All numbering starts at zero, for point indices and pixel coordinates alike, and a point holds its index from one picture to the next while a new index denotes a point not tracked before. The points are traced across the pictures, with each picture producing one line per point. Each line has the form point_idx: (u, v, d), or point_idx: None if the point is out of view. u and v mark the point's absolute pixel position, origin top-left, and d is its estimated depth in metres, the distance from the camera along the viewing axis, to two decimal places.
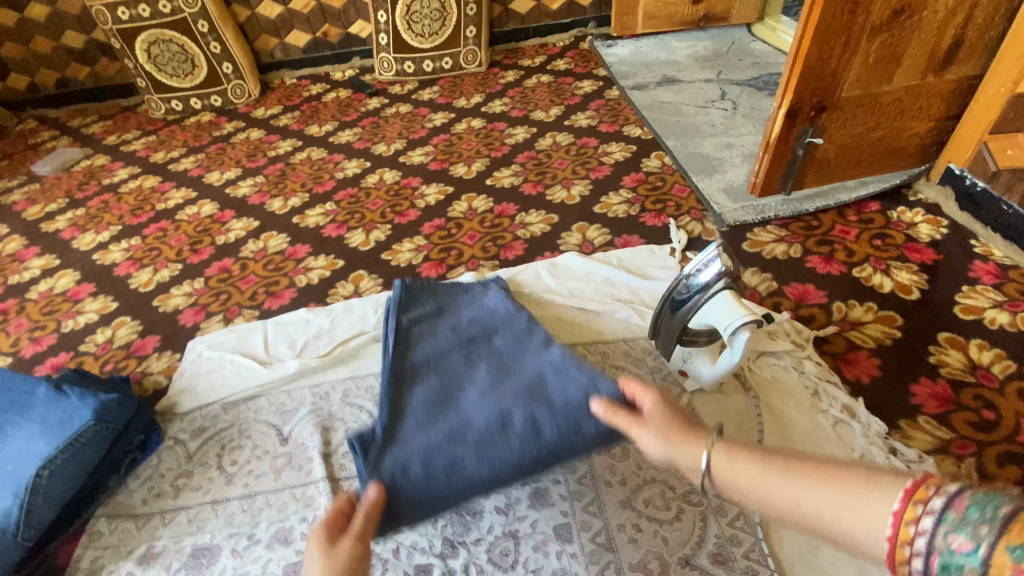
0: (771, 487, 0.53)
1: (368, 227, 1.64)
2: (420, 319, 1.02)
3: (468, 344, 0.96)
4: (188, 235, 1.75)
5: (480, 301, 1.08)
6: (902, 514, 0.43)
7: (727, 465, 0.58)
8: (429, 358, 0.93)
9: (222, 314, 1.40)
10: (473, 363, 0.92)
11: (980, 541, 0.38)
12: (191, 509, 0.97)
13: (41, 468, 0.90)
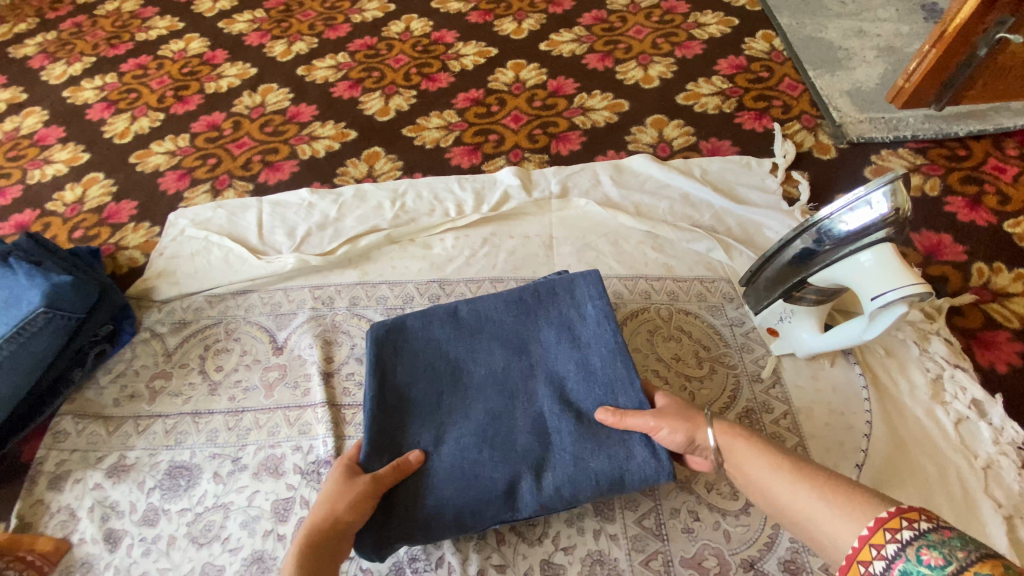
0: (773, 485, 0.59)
1: (389, 91, 1.33)
2: (450, 360, 0.76)
3: (516, 425, 0.71)
4: (172, 77, 1.43)
5: (553, 323, 0.78)
6: (885, 523, 0.48)
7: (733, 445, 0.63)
8: (452, 441, 0.70)
9: (210, 183, 1.16)
10: (528, 470, 0.68)
11: (953, 560, 0.42)
12: (169, 419, 0.83)
13: None
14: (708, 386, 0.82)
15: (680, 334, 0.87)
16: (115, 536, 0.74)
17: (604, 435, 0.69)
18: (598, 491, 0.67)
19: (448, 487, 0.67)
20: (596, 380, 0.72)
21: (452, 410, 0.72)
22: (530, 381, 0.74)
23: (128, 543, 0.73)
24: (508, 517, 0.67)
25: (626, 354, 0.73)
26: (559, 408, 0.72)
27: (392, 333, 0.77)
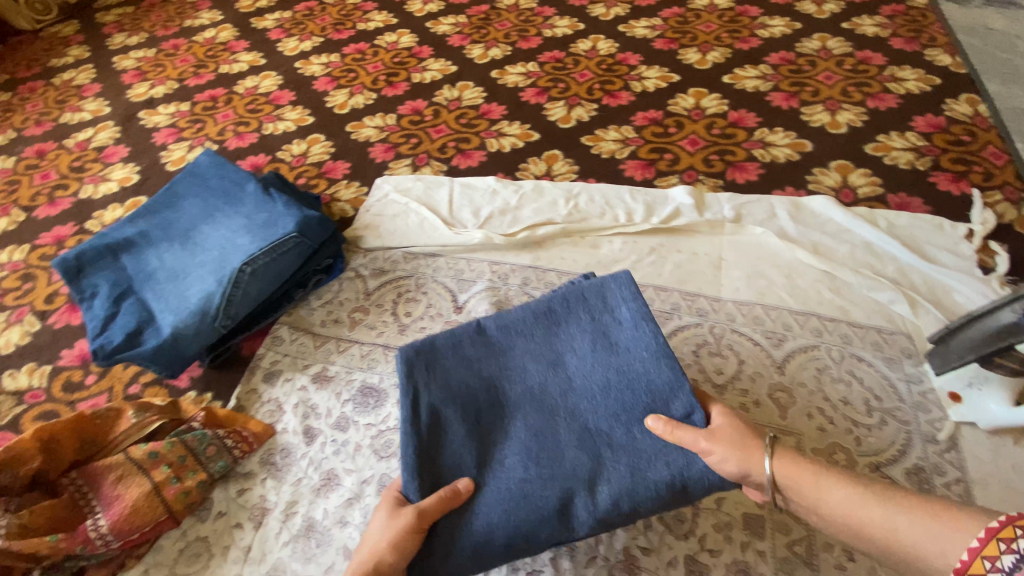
0: (853, 511, 0.54)
1: (572, 103, 1.41)
2: (488, 376, 0.71)
3: (563, 449, 0.65)
4: (385, 64, 1.62)
5: (588, 330, 0.72)
6: (997, 533, 0.44)
7: (793, 475, 0.59)
8: (500, 469, 0.65)
9: (412, 159, 1.32)
10: (580, 487, 0.63)
11: None
12: (364, 346, 0.97)
13: (244, 265, 0.89)
14: (877, 435, 0.81)
15: (850, 378, 0.87)
16: (312, 432, 0.86)
17: (656, 443, 0.65)
18: (659, 501, 0.63)
19: (501, 509, 0.63)
20: (644, 387, 0.67)
21: (498, 434, 0.67)
22: (567, 397, 0.68)
23: (322, 441, 0.85)
24: (567, 537, 0.63)
25: (669, 355, 0.68)
26: (607, 419, 0.67)
27: (422, 354, 0.71)
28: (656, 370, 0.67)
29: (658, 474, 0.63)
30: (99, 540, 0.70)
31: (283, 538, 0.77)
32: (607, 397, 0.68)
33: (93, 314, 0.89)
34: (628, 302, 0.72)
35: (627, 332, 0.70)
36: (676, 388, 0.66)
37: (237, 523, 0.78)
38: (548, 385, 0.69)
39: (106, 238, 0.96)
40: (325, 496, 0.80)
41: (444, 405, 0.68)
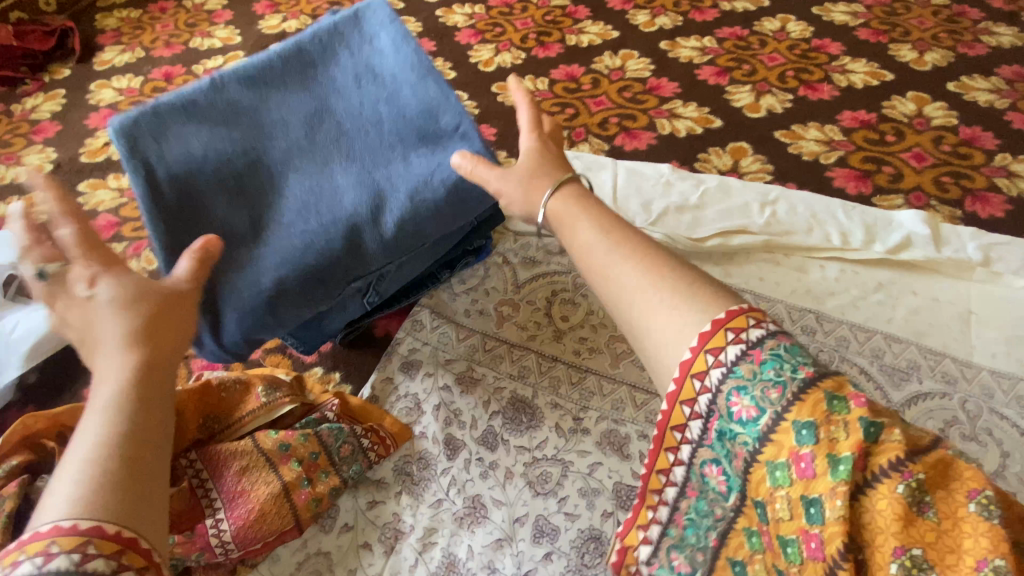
0: (590, 244, 0.49)
1: (760, 88, 1.20)
2: (236, 136, 0.65)
3: (316, 178, 0.66)
4: (536, 22, 1.42)
5: (350, 70, 0.69)
6: (701, 350, 0.42)
7: (565, 212, 0.53)
8: (271, 210, 0.65)
9: (566, 133, 1.14)
10: (365, 224, 0.65)
11: (764, 409, 0.39)
12: (515, 348, 0.82)
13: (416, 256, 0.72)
14: None
15: None
16: (454, 444, 0.72)
17: (430, 159, 0.66)
18: (439, 217, 0.66)
19: (288, 246, 0.64)
20: (406, 112, 0.67)
21: (267, 189, 0.65)
22: (342, 141, 0.66)
23: (466, 456, 0.71)
24: (361, 270, 0.67)
25: (434, 72, 0.68)
26: (374, 152, 0.67)
27: (144, 122, 0.62)
28: (412, 88, 0.67)
29: (432, 183, 0.65)
30: (220, 547, 0.60)
31: (419, 573, 0.63)
32: (356, 125, 0.67)
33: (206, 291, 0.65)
34: (383, 32, 0.69)
35: (381, 66, 0.69)
36: (410, 100, 0.67)
37: (366, 543, 0.65)
38: (313, 128, 0.67)
39: (198, 87, 0.65)
40: (470, 530, 0.66)
41: (251, 176, 0.65)
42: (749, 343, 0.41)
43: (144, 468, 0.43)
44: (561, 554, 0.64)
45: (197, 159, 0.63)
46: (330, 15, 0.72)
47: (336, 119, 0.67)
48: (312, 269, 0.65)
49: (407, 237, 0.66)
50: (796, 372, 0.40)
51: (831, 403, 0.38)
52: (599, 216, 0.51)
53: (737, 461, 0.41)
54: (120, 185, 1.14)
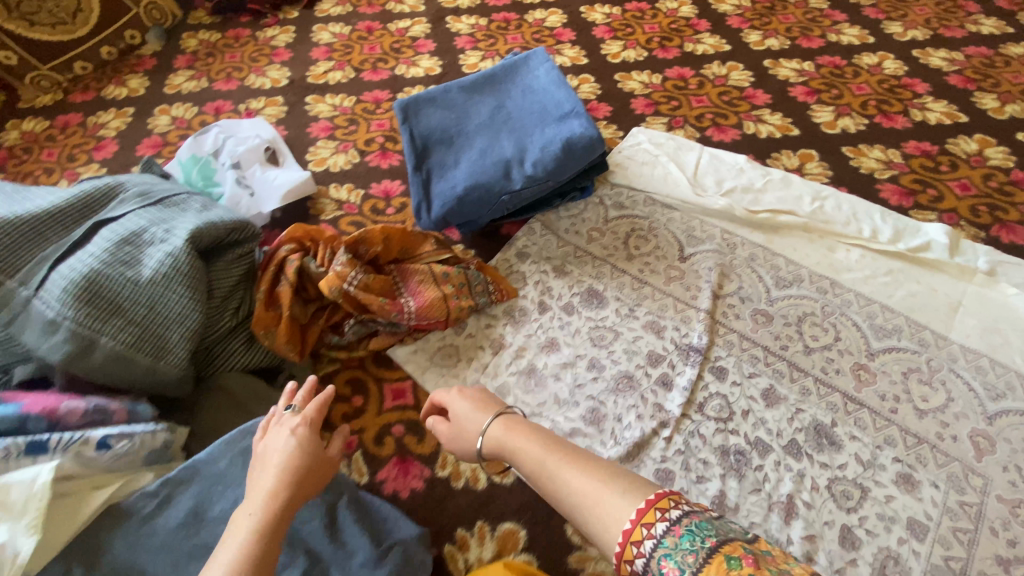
0: (530, 448, 0.67)
1: (841, 111, 1.43)
2: (452, 117, 1.13)
3: (491, 139, 1.09)
4: (661, 28, 1.70)
5: (518, 86, 1.14)
6: (630, 534, 0.53)
7: (505, 432, 0.71)
8: (462, 154, 1.09)
9: (668, 119, 1.42)
10: (515, 163, 1.05)
11: (682, 566, 0.48)
12: (598, 259, 1.14)
13: (550, 181, 1.04)
14: None
15: None
16: (546, 306, 1.07)
17: (558, 127, 1.05)
18: (559, 160, 1.02)
19: (468, 171, 1.06)
20: (548, 106, 1.09)
21: (463, 143, 1.10)
22: (508, 122, 1.11)
23: (553, 314, 1.06)
24: (507, 188, 1.04)
25: (566, 83, 1.10)
26: (526, 128, 1.08)
27: (410, 108, 1.13)
28: (553, 91, 1.10)
29: (556, 141, 1.03)
30: (406, 316, 0.99)
31: (511, 368, 1.01)
32: (517, 113, 1.11)
33: (418, 188, 1.07)
34: (539, 65, 1.15)
35: (536, 84, 1.13)
36: (552, 98, 1.09)
37: (482, 345, 1.04)
38: (493, 115, 1.12)
39: (437, 92, 1.15)
40: (547, 353, 1.01)
41: (455, 138, 1.11)
42: (669, 521, 0.52)
43: (280, 530, 0.63)
44: (605, 380, 0.97)
45: (430, 126, 1.12)
46: (510, 56, 1.19)
47: (508, 110, 1.12)
48: (480, 183, 1.04)
49: (539, 171, 1.03)
50: (703, 542, 0.50)
51: (730, 561, 0.47)
52: (517, 426, 0.71)
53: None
54: (334, 103, 1.55)
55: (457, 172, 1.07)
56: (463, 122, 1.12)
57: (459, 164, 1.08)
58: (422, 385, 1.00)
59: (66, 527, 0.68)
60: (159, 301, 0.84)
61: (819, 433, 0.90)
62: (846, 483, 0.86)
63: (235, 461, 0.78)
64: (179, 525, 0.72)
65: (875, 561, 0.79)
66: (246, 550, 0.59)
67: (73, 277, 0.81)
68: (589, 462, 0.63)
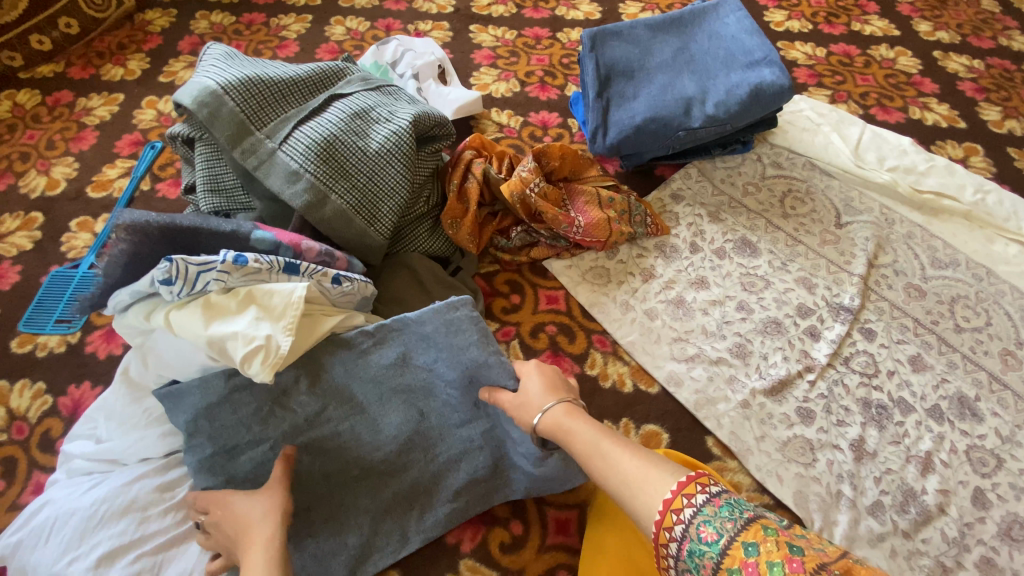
0: (580, 433, 0.68)
1: (1010, 113, 1.39)
2: (636, 52, 1.17)
3: (673, 77, 1.14)
4: (829, 2, 1.66)
5: (705, 31, 1.18)
6: (671, 501, 0.56)
7: (562, 418, 0.71)
8: (643, 87, 1.14)
9: (830, 93, 1.41)
10: (698, 102, 1.09)
11: (722, 532, 0.51)
12: (751, 213, 1.17)
13: (729, 125, 1.09)
14: None
15: None
16: (697, 247, 1.12)
17: (746, 74, 1.09)
18: (744, 105, 1.06)
19: (650, 104, 1.11)
20: (736, 53, 1.12)
21: (644, 78, 1.15)
22: (692, 64, 1.15)
23: (703, 256, 1.11)
24: (686, 125, 1.08)
25: (757, 34, 1.13)
26: (710, 71, 1.12)
27: (597, 37, 1.18)
28: (742, 40, 1.13)
29: (744, 87, 1.07)
30: (574, 229, 1.05)
31: (661, 297, 1.06)
32: (701, 57, 1.15)
33: (598, 112, 1.12)
34: (729, 14, 1.18)
35: (724, 31, 1.16)
36: (742, 46, 1.12)
37: (632, 272, 1.09)
38: (676, 55, 1.16)
39: (623, 26, 1.20)
40: (697, 289, 1.06)
41: (637, 71, 1.16)
42: (709, 493, 0.55)
43: None
44: (753, 321, 1.02)
45: (614, 57, 1.17)
46: (698, 2, 1.22)
47: (692, 52, 1.16)
48: (661, 116, 1.09)
49: (721, 113, 1.07)
50: (739, 513, 0.53)
51: (749, 545, 0.50)
52: (574, 408, 0.72)
53: (704, 569, 0.51)
54: (496, 35, 1.62)
55: (638, 103, 1.12)
56: (645, 58, 1.17)
57: (640, 96, 1.13)
58: (574, 296, 1.07)
59: (306, 338, 0.79)
60: (379, 172, 0.94)
61: (963, 404, 0.93)
62: (984, 452, 0.89)
63: (439, 329, 0.84)
64: (392, 363, 0.83)
65: (1003, 523, 0.83)
66: None
67: (316, 137, 0.92)
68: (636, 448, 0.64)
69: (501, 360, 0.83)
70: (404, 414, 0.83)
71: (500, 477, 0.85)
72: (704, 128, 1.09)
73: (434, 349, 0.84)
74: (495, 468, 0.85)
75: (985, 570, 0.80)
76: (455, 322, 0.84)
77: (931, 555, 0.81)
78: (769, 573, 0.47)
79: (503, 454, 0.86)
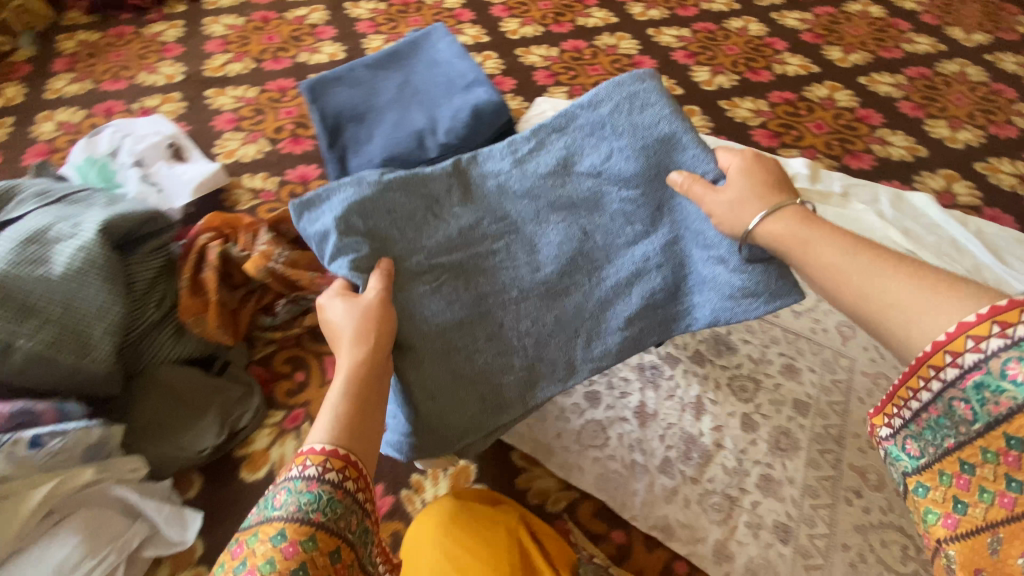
0: (831, 260, 0.56)
1: (716, 70, 1.59)
2: (360, 93, 1.16)
3: (402, 112, 1.14)
4: (554, 4, 1.82)
5: (423, 60, 1.20)
6: (947, 343, 0.46)
7: (777, 240, 0.61)
8: (374, 127, 1.13)
9: (568, 88, 1.55)
10: (428, 132, 1.10)
11: (984, 408, 0.45)
12: None
13: (463, 147, 1.11)
14: None
15: None
16: None
17: (465, 95, 1.12)
18: (469, 126, 1.09)
19: (383, 143, 1.10)
20: (453, 77, 1.15)
21: (374, 118, 1.14)
22: (416, 96, 1.16)
23: None
24: (422, 156, 1.09)
25: (467, 55, 1.17)
26: (434, 100, 1.14)
27: (317, 88, 1.15)
28: (456, 63, 1.16)
29: (464, 109, 1.10)
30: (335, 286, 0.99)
31: None
32: (424, 87, 1.17)
33: (333, 164, 1.09)
34: (441, 40, 1.21)
35: (439, 57, 1.19)
36: (457, 70, 1.16)
37: None
38: (401, 89, 1.17)
39: (342, 71, 1.18)
40: None
41: (366, 113, 1.14)
42: (964, 365, 0.45)
43: (371, 401, 0.58)
44: None
45: (339, 104, 1.15)
46: (410, 36, 1.25)
47: (415, 84, 1.17)
48: (395, 153, 1.08)
49: (451, 138, 1.09)
50: (992, 399, 0.44)
51: (991, 451, 0.45)
52: (766, 195, 0.63)
53: (961, 424, 0.47)
54: (236, 95, 1.54)
55: (371, 145, 1.10)
56: (371, 98, 1.16)
57: (373, 137, 1.11)
58: None
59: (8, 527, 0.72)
60: (76, 296, 0.82)
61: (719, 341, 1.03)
62: (743, 378, 0.99)
63: (619, 110, 0.74)
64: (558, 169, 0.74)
65: (771, 437, 0.93)
66: (340, 415, 0.56)
67: None
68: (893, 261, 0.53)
69: (699, 148, 0.71)
70: (655, 274, 0.70)
71: (680, 304, 0.71)
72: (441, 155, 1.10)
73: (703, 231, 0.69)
74: (674, 295, 0.71)
75: (765, 487, 0.88)
76: (642, 98, 0.75)
77: (719, 491, 0.87)
78: (1002, 484, 0.44)
79: (686, 274, 0.70)
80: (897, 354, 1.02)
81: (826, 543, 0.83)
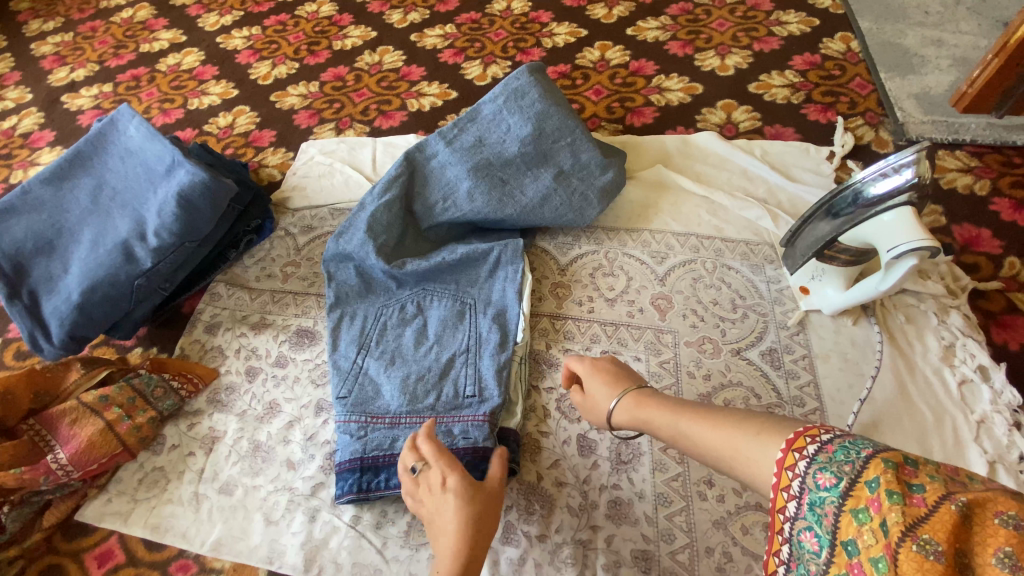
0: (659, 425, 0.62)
1: (487, 61, 1.49)
2: (43, 218, 0.95)
3: (101, 225, 0.94)
4: (306, 34, 1.64)
5: (115, 153, 0.99)
6: (783, 462, 0.47)
7: (633, 418, 0.65)
8: (72, 254, 0.93)
9: (335, 123, 1.39)
10: (135, 242, 0.91)
11: (841, 476, 0.42)
12: (298, 295, 1.04)
13: (186, 244, 0.93)
14: (740, 325, 0.95)
15: (721, 284, 1.00)
16: (254, 371, 0.95)
17: (168, 184, 0.92)
18: (182, 220, 0.90)
19: (82, 272, 0.90)
20: (152, 165, 0.95)
21: (69, 242, 0.94)
22: (115, 199, 0.96)
23: (263, 376, 0.94)
24: (137, 273, 0.90)
25: (160, 134, 0.96)
26: (137, 198, 0.95)
27: None
28: (150, 148, 0.96)
29: (168, 202, 0.91)
30: (60, 470, 0.80)
31: (233, 458, 0.87)
32: (121, 185, 0.96)
33: (30, 316, 0.90)
34: (129, 124, 1.00)
35: (131, 144, 0.98)
36: (154, 155, 0.96)
37: (190, 451, 0.88)
38: (96, 197, 0.96)
39: (12, 197, 0.95)
40: (268, 421, 0.90)
41: (56, 241, 0.94)
42: (821, 441, 0.45)
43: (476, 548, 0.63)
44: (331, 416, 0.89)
45: (18, 239, 0.93)
46: (96, 124, 1.02)
47: (110, 185, 0.97)
48: (99, 281, 0.89)
49: (164, 240, 0.91)
50: (858, 453, 0.43)
51: (889, 459, 0.41)
52: (644, 401, 0.65)
53: (829, 520, 0.43)
54: None
55: (71, 278, 0.91)
56: (60, 219, 0.95)
57: (72, 267, 0.92)
58: (129, 534, 0.81)
59: None
60: None
61: (539, 361, 0.94)
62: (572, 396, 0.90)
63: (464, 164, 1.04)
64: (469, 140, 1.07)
65: (612, 453, 0.84)
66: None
67: None
68: (720, 414, 0.56)
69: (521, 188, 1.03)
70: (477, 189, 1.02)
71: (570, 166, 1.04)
72: (161, 263, 0.92)
73: (506, 120, 1.06)
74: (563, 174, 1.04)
75: (615, 516, 0.79)
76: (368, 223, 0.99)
77: (569, 540, 0.77)
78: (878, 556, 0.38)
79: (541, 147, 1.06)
80: (716, 310, 0.97)
81: (689, 554, 0.75)
